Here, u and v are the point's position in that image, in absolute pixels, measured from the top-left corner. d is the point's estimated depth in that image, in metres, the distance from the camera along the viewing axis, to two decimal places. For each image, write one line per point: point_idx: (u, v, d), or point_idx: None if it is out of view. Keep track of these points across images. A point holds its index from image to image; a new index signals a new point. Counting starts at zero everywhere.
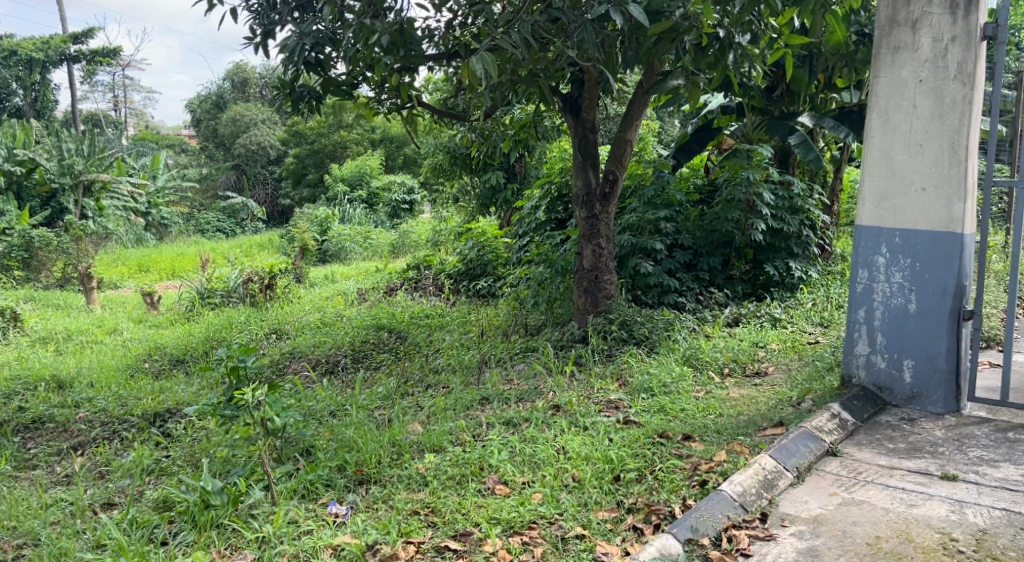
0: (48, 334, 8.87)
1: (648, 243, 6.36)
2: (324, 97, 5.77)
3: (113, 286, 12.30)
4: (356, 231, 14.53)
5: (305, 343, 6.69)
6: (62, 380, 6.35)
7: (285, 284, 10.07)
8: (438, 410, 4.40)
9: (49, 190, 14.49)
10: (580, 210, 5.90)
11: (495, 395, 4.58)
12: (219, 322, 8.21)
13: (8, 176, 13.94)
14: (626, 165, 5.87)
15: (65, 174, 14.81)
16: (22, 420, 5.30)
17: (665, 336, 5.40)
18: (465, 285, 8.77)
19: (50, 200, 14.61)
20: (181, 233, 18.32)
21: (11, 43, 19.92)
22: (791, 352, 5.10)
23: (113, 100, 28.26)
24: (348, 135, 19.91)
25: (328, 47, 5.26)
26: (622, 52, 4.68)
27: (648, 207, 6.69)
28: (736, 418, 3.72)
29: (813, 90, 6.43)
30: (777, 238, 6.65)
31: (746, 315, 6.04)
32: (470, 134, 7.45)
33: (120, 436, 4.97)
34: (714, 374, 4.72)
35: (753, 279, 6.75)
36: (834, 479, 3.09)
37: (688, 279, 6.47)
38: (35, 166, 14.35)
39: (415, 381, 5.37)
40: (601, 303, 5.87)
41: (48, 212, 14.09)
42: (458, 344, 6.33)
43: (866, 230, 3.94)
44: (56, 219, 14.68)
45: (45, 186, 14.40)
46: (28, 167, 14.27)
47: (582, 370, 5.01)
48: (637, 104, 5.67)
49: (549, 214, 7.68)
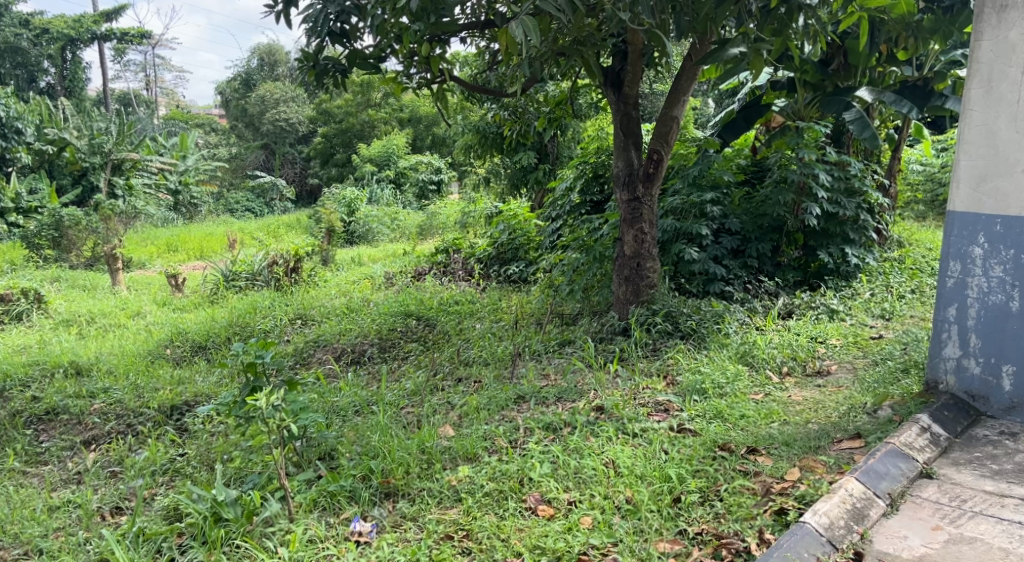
0: (72, 316, 8.68)
1: (693, 228, 5.93)
2: (349, 71, 5.43)
3: (140, 267, 12.14)
4: (383, 212, 14.25)
5: (331, 330, 6.39)
6: (81, 366, 6.10)
7: (311, 268, 9.79)
8: (471, 410, 4.08)
9: (81, 168, 14.45)
10: (621, 192, 5.50)
11: (532, 393, 4.23)
12: (243, 306, 7.95)
13: (40, 155, 14.10)
14: (672, 144, 5.44)
15: (96, 153, 14.75)
16: (35, 411, 5.02)
17: (714, 330, 5.02)
18: (495, 270, 8.42)
19: (82, 178, 14.59)
20: (211, 213, 18.19)
21: (44, 22, 19.90)
22: (854, 348, 4.68)
23: (146, 80, 28.12)
24: (377, 114, 19.45)
25: (355, 16, 4.99)
26: (676, 19, 4.25)
27: (694, 190, 6.21)
28: (804, 427, 3.38)
29: (874, 63, 5.97)
30: (831, 223, 6.19)
31: (800, 307, 5.62)
32: (502, 113, 7.08)
33: (135, 431, 4.68)
34: (771, 374, 4.34)
35: (804, 266, 6.31)
36: (936, 510, 2.81)
37: (736, 266, 6.00)
38: (65, 145, 14.33)
39: (445, 374, 5.06)
40: (643, 292, 5.48)
41: (78, 191, 14.08)
42: (490, 334, 5.98)
43: (961, 217, 3.56)
44: (87, 197, 14.68)
45: (76, 165, 14.32)
46: (59, 146, 14.27)
47: (625, 366, 4.65)
48: (685, 77, 5.23)
49: (584, 196, 7.26)
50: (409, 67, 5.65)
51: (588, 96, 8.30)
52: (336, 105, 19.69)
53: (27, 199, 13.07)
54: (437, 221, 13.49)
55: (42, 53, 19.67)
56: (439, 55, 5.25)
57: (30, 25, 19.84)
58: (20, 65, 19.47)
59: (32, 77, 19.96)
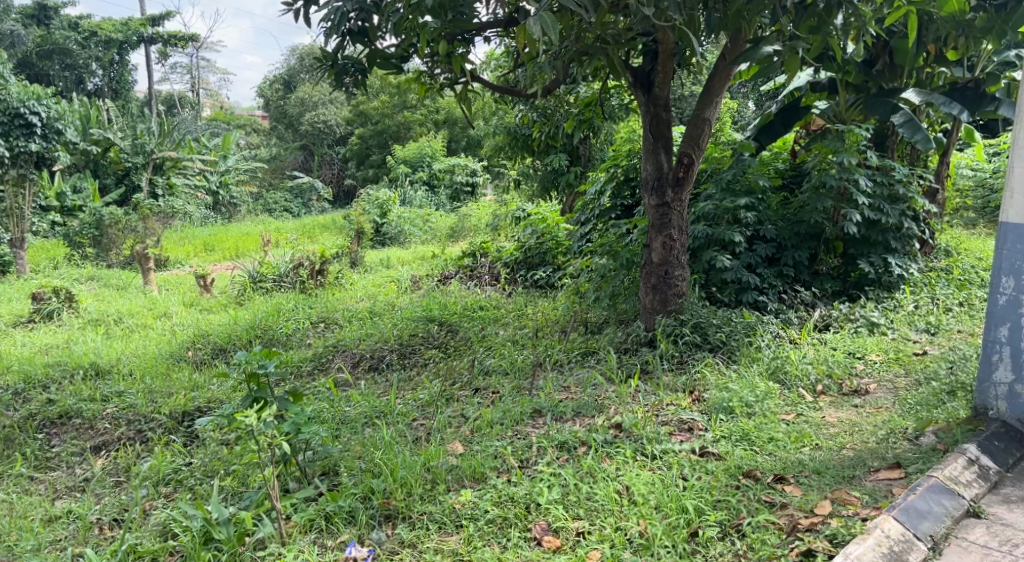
0: (100, 316, 8.70)
1: (726, 235, 5.66)
2: (369, 70, 5.28)
3: (174, 266, 12.21)
4: (415, 214, 14.17)
5: (351, 335, 6.26)
6: (101, 368, 6.02)
7: (338, 270, 9.69)
8: (484, 425, 3.90)
9: (123, 168, 15.01)
10: (649, 197, 5.28)
11: (549, 408, 4.04)
12: (267, 308, 7.88)
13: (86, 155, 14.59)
14: (703, 148, 5.19)
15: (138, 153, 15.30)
16: (48, 414, 4.91)
17: (745, 343, 4.77)
18: (522, 275, 8.24)
19: (125, 178, 15.17)
20: (250, 213, 18.24)
21: (92, 25, 20.07)
22: (894, 365, 4.40)
23: (190, 81, 28.41)
24: (412, 116, 19.40)
25: (374, 14, 4.84)
26: (705, 15, 4.04)
27: (727, 194, 5.94)
28: (837, 454, 3.15)
29: (921, 63, 5.67)
30: (873, 231, 5.87)
31: (838, 319, 5.34)
32: (530, 114, 6.89)
33: (144, 438, 4.57)
34: (804, 392, 4.08)
35: (843, 276, 6.00)
36: (983, 555, 2.58)
37: (770, 275, 5.72)
38: (110, 145, 14.84)
39: (462, 384, 4.90)
40: (671, 301, 5.24)
41: (122, 191, 14.50)
42: (512, 342, 5.79)
43: (1014, 230, 3.29)
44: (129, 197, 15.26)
45: (120, 165, 14.94)
46: (104, 146, 14.78)
47: (648, 381, 4.44)
48: (718, 78, 4.99)
49: (614, 200, 7.02)
50: (431, 67, 5.49)
51: (621, 97, 8.06)
52: (372, 106, 19.66)
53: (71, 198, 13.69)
54: (469, 224, 13.34)
55: (88, 55, 19.86)
56: (462, 54, 5.07)
57: (79, 28, 19.97)
58: (68, 67, 19.75)
59: (80, 78, 20.18)
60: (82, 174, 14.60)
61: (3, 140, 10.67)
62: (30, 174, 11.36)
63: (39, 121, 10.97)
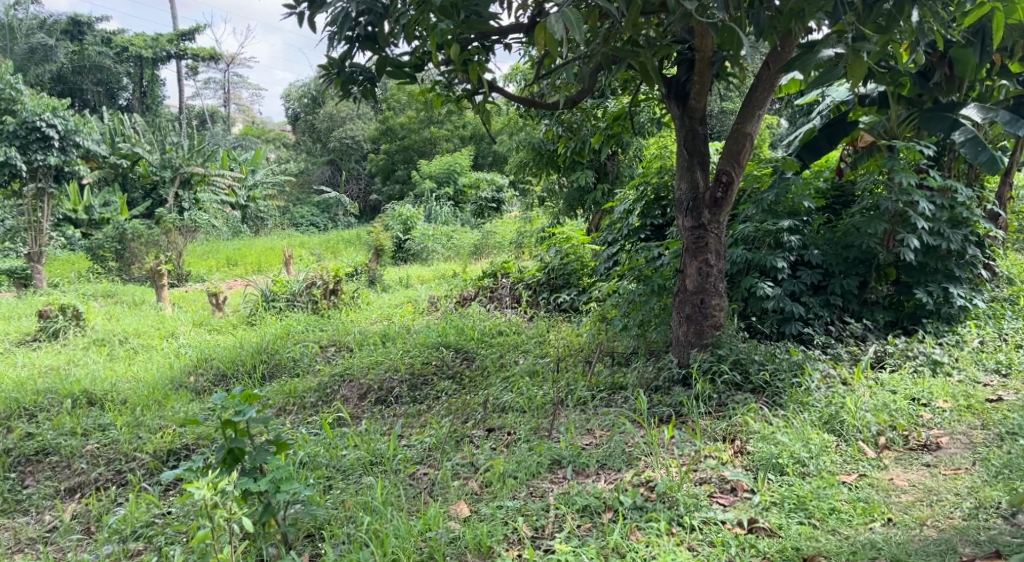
0: (106, 335, 8.34)
1: (768, 260, 5.14)
2: (379, 79, 4.79)
3: (193, 282, 11.88)
4: (440, 231, 13.76)
5: (359, 363, 5.79)
6: (94, 396, 5.61)
7: (354, 289, 9.26)
8: (495, 479, 3.48)
9: (153, 182, 14.88)
10: (684, 219, 4.79)
11: (570, 457, 3.61)
12: (275, 331, 7.44)
13: (115, 169, 14.44)
14: (744, 165, 4.68)
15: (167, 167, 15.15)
16: (24, 451, 4.48)
17: (792, 385, 4.23)
18: (544, 297, 7.77)
19: (153, 192, 15.03)
20: (276, 227, 18.02)
21: (124, 40, 19.99)
22: (967, 414, 3.87)
23: (222, 96, 28.34)
24: (439, 132, 19.11)
25: (385, 19, 4.40)
26: (754, 16, 3.60)
27: (768, 216, 5.41)
28: (919, 534, 2.91)
29: (985, 75, 5.16)
30: (931, 257, 5.28)
31: (894, 356, 4.79)
32: (555, 129, 6.42)
33: (124, 480, 4.16)
34: (865, 447, 3.59)
35: (897, 306, 5.41)
36: None
37: (816, 304, 5.19)
38: (139, 159, 14.67)
39: (475, 422, 4.46)
40: (707, 333, 4.73)
41: (147, 205, 14.36)
42: (531, 374, 5.30)
43: None
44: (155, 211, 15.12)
45: (148, 178, 14.77)
46: (133, 160, 14.60)
47: (684, 426, 3.95)
48: (762, 88, 4.50)
49: (645, 219, 6.46)
50: (446, 77, 5.05)
51: (651, 112, 7.58)
52: (399, 121, 19.34)
53: (99, 212, 13.51)
54: (493, 241, 12.86)
55: (122, 70, 19.89)
56: (478, 62, 4.52)
57: (111, 43, 19.99)
58: (101, 82, 19.69)
59: (112, 93, 20.23)
60: (110, 189, 14.49)
61: (20, 154, 10.38)
62: (48, 187, 11.06)
63: (57, 133, 10.60)
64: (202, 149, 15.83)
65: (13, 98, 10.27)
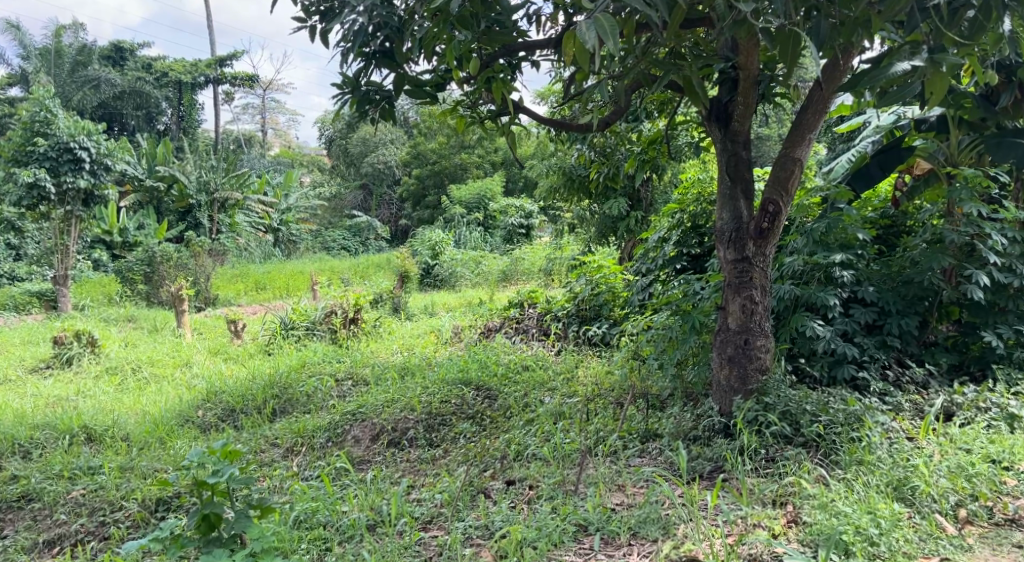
0: (119, 363, 8.05)
1: (818, 298, 4.69)
2: (398, 99, 4.37)
3: (219, 305, 11.62)
4: (469, 256, 13.37)
5: (373, 401, 5.37)
6: (94, 431, 5.25)
7: (376, 318, 8.89)
8: (511, 550, 3.10)
9: (186, 205, 14.72)
10: (725, 251, 4.35)
11: (598, 523, 3.24)
12: (291, 361, 7.08)
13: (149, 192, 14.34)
14: (793, 193, 4.21)
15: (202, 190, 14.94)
16: (6, 496, 4.14)
17: (851, 441, 3.74)
18: (573, 330, 7.34)
19: (187, 215, 14.89)
20: (307, 250, 17.83)
21: (164, 66, 20.11)
22: None
23: (259, 121, 28.48)
24: (470, 158, 18.88)
25: (403, 35, 4.02)
26: (814, 26, 3.18)
27: (818, 248, 4.93)
28: None
29: None
30: (1001, 295, 4.75)
31: (963, 408, 4.30)
32: (587, 153, 6.01)
33: (106, 533, 3.80)
34: (943, 522, 3.20)
35: (962, 349, 4.88)
36: None
37: (871, 345, 4.70)
38: (174, 182, 14.54)
39: (494, 472, 4.03)
40: (751, 377, 4.27)
41: (180, 228, 14.26)
42: (558, 417, 4.86)
43: None
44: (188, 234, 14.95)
45: (183, 202, 14.66)
46: (169, 183, 14.49)
47: (729, 487, 3.51)
48: (813, 110, 4.04)
49: (680, 249, 5.97)
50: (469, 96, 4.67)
51: (690, 135, 7.13)
52: (430, 147, 19.16)
53: (133, 234, 13.42)
54: (522, 268, 12.46)
55: (161, 95, 19.92)
56: (503, 79, 4.12)
57: (152, 69, 20.15)
58: (140, 107, 19.75)
59: (151, 118, 20.24)
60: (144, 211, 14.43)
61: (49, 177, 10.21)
62: (76, 211, 10.79)
63: (89, 156, 10.39)
64: (234, 172, 15.71)
65: (48, 121, 10.13)
